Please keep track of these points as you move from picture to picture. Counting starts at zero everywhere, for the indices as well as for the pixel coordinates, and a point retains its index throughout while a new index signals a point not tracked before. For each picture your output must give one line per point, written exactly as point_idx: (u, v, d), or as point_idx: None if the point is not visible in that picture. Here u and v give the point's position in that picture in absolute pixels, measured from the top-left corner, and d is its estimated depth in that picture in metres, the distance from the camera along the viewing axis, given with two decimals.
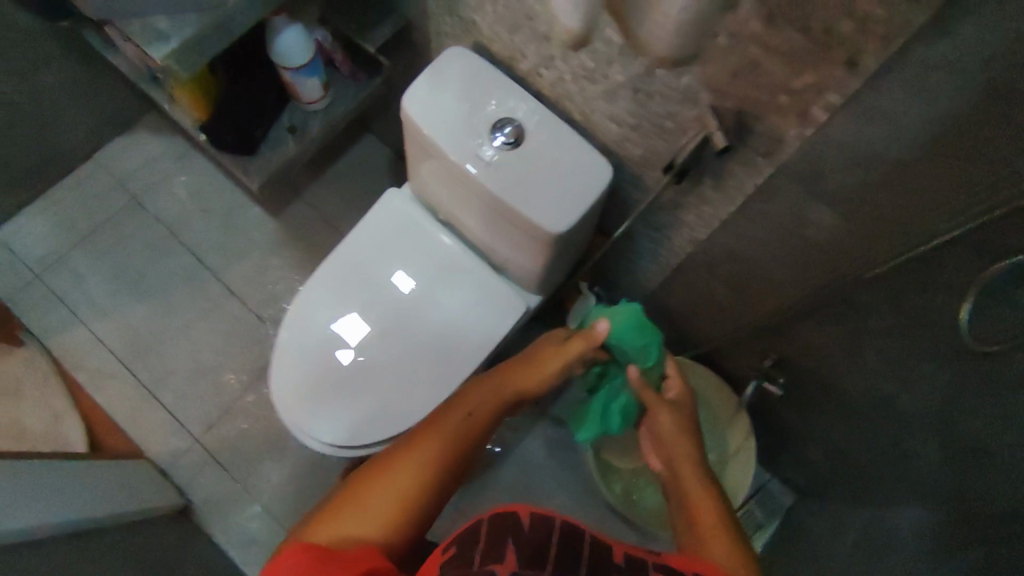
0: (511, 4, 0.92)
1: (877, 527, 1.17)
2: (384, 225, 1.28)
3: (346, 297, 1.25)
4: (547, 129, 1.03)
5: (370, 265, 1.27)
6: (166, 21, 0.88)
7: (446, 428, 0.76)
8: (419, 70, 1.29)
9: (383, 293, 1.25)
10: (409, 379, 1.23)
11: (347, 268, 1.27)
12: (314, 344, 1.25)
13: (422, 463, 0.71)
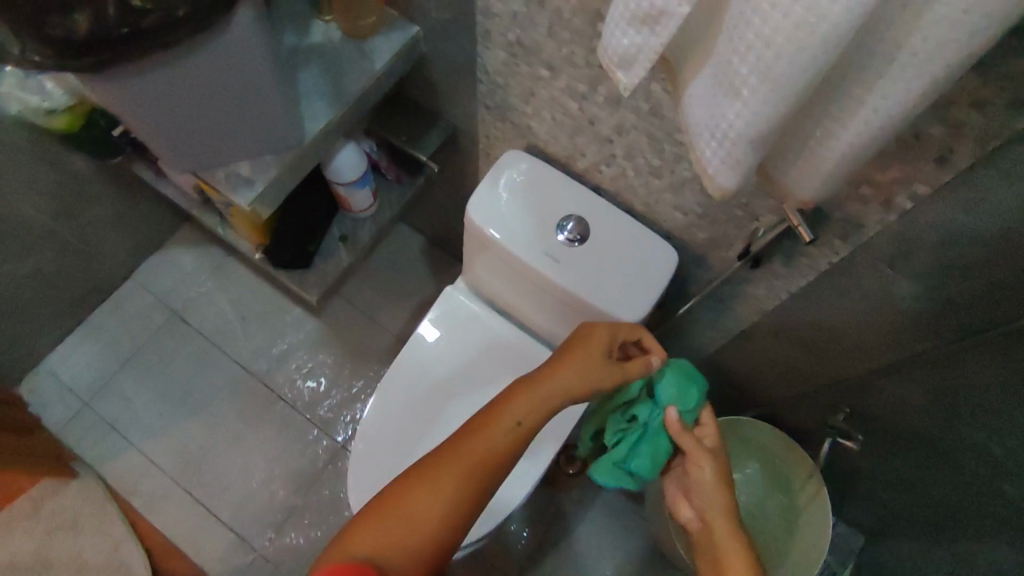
0: (573, 113, 0.97)
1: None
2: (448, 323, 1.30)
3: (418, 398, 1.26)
4: (612, 222, 1.07)
5: (438, 363, 1.28)
6: (248, 166, 0.92)
7: (479, 440, 0.81)
8: (465, 168, 1.33)
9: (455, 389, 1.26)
10: None
11: (416, 370, 1.28)
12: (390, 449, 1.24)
13: (448, 485, 0.78)
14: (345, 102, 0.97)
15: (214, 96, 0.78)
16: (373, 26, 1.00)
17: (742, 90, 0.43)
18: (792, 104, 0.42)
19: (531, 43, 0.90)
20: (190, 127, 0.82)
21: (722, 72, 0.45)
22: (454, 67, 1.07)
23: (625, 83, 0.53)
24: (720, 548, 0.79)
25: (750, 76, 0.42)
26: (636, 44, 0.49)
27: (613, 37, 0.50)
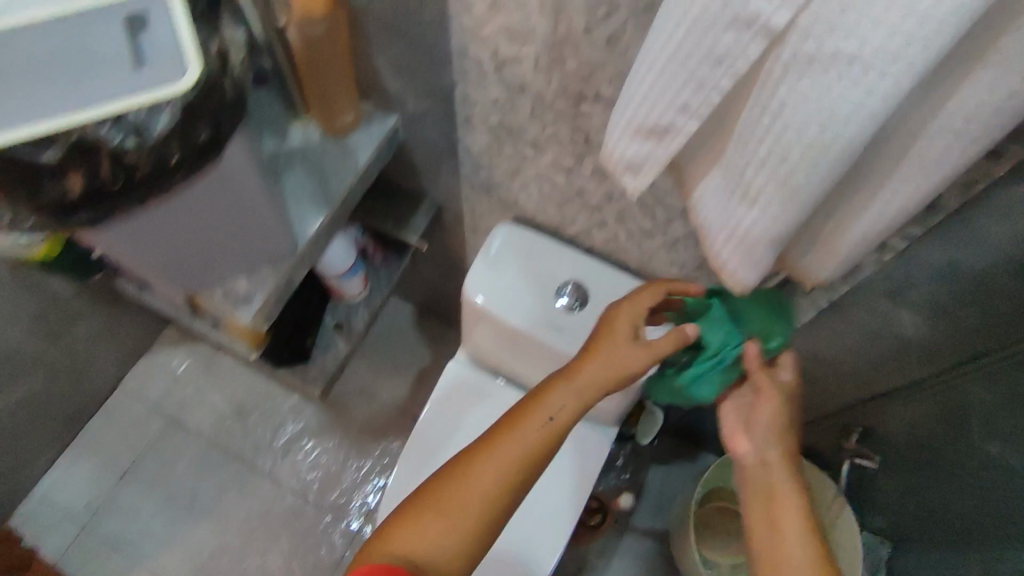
0: (561, 184, 0.99)
1: None
2: (453, 397, 1.29)
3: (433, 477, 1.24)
4: (609, 283, 1.09)
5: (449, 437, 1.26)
6: (245, 281, 0.92)
7: (513, 440, 0.77)
8: (453, 240, 1.34)
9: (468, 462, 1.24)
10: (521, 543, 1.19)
11: (428, 449, 1.26)
12: None
13: (481, 492, 0.74)
14: (335, 201, 0.98)
15: (207, 228, 0.78)
16: (352, 122, 1.02)
17: (757, 199, 0.45)
18: (806, 211, 0.44)
19: (513, 125, 0.92)
20: (186, 257, 0.82)
21: (732, 177, 0.47)
22: (436, 149, 1.08)
23: (632, 187, 0.54)
24: (777, 494, 0.76)
25: (766, 186, 0.43)
26: (641, 153, 0.51)
27: (618, 148, 0.52)
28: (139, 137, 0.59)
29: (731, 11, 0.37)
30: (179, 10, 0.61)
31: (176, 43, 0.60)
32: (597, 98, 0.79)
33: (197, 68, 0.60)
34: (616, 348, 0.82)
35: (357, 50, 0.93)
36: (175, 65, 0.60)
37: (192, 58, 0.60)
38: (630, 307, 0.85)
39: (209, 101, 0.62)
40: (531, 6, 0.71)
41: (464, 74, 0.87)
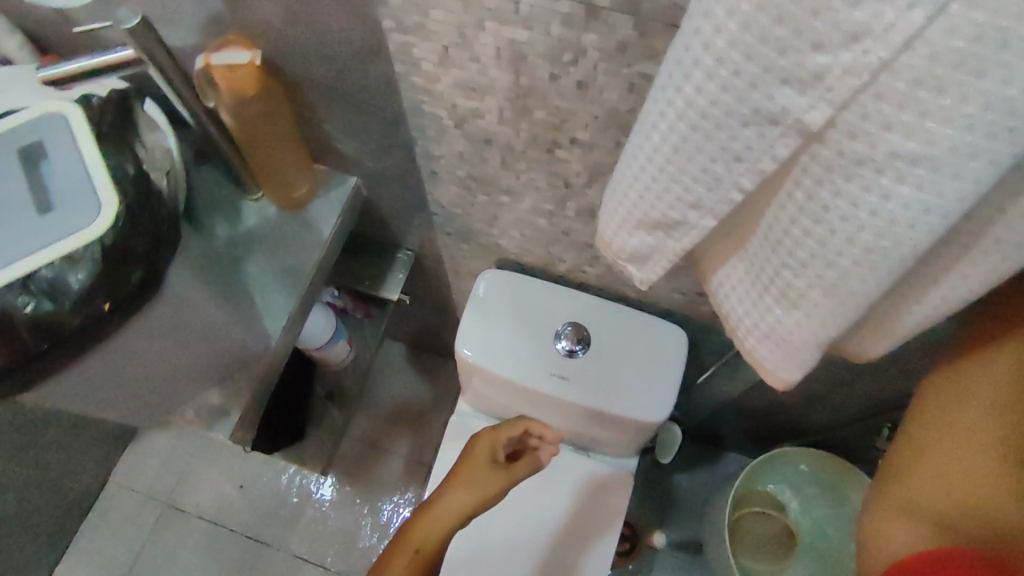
0: (543, 227, 0.91)
1: None
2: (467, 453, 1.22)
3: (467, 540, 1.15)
4: (611, 321, 1.03)
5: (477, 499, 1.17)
6: (218, 393, 0.85)
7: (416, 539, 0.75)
8: (436, 285, 1.26)
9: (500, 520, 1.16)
10: None
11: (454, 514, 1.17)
12: None
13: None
14: (302, 283, 0.90)
15: (163, 361, 0.74)
16: (308, 192, 0.93)
17: (798, 304, 0.44)
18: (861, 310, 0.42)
19: (484, 176, 0.84)
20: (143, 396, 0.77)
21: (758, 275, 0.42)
22: (404, 204, 1.00)
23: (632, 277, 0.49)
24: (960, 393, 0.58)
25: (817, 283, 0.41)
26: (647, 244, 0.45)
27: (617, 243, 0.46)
28: (59, 296, 0.50)
29: (755, 106, 0.34)
30: (88, 142, 0.53)
31: (86, 178, 0.52)
32: (573, 143, 0.71)
33: (111, 202, 0.52)
34: (479, 470, 0.82)
35: (301, 118, 0.85)
36: (87, 205, 0.51)
37: (105, 191, 0.52)
38: (489, 437, 0.87)
39: (136, 238, 0.54)
40: (486, 59, 0.63)
41: (422, 131, 0.79)
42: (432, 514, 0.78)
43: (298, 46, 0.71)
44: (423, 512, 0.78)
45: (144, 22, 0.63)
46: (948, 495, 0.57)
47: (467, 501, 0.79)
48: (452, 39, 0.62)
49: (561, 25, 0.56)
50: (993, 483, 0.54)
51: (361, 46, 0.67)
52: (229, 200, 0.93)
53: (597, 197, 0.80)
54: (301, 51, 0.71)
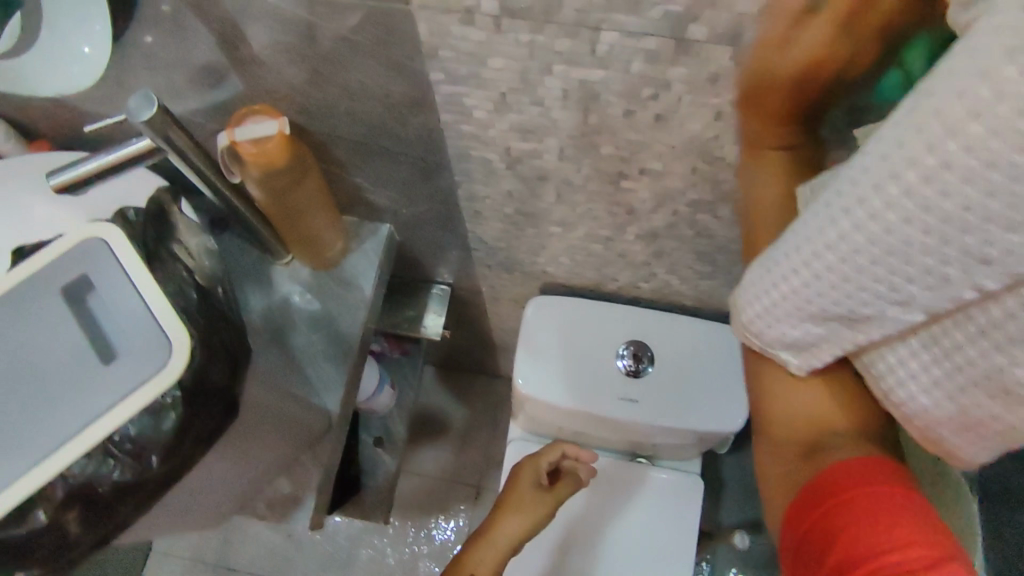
0: (597, 251, 0.86)
1: None
2: None
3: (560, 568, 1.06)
4: (669, 334, 0.99)
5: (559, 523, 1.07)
6: (288, 480, 0.79)
7: (487, 550, 0.80)
8: (472, 312, 1.20)
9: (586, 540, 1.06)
10: None
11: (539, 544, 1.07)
12: None
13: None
14: (353, 348, 0.83)
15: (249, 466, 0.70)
16: (341, 250, 0.86)
17: None
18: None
19: (534, 211, 0.78)
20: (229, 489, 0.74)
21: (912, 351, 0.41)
22: (440, 243, 0.94)
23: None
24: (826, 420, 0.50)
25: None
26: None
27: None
28: (145, 456, 0.48)
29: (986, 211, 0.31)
30: (142, 272, 0.46)
31: (147, 318, 0.45)
32: (641, 172, 0.66)
33: (182, 343, 0.45)
34: (528, 500, 0.86)
35: (330, 173, 0.78)
36: (151, 349, 0.45)
37: (173, 330, 0.45)
38: (530, 462, 0.91)
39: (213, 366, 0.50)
40: (550, 102, 0.57)
41: (467, 175, 0.73)
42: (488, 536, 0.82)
43: (327, 106, 0.64)
44: (480, 534, 0.82)
45: (163, 107, 0.55)
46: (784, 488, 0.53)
47: (523, 525, 0.83)
48: (511, 85, 0.55)
49: (644, 62, 0.50)
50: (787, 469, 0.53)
51: (400, 101, 0.60)
52: (257, 268, 0.85)
53: (662, 219, 0.75)
54: (329, 110, 0.65)
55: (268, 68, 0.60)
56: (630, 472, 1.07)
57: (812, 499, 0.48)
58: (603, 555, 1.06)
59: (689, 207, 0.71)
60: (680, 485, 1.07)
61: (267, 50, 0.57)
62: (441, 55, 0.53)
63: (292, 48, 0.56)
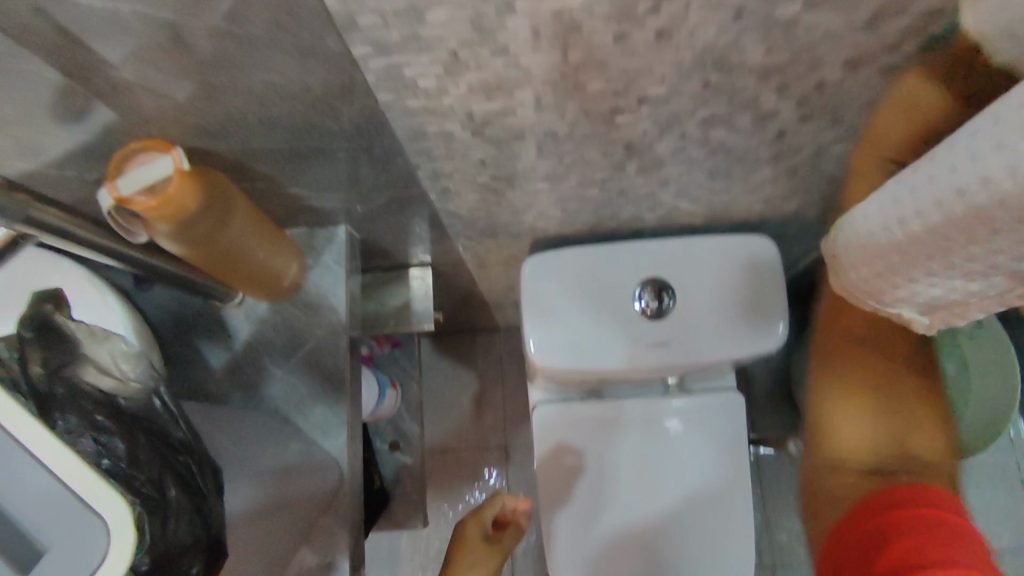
0: (592, 196, 0.73)
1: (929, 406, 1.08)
2: (539, 451, 0.97)
3: (588, 522, 0.97)
4: (690, 264, 0.86)
5: (577, 477, 0.96)
6: (312, 549, 0.67)
7: None
8: (459, 284, 1.07)
9: (610, 487, 0.96)
10: (707, 535, 0.95)
11: (561, 504, 0.97)
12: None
13: None
14: (344, 381, 0.72)
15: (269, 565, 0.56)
16: (299, 271, 0.72)
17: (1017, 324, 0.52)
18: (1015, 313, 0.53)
19: (513, 173, 0.64)
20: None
21: (954, 305, 0.51)
22: (409, 229, 0.79)
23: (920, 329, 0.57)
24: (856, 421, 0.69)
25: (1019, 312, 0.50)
26: (907, 308, 0.54)
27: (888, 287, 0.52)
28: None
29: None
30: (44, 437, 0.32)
31: (63, 494, 0.32)
32: (639, 103, 0.53)
33: (120, 516, 0.32)
34: (474, 558, 0.77)
35: (256, 191, 0.63)
36: (79, 537, 0.32)
37: (108, 502, 0.32)
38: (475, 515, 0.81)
39: (176, 526, 0.36)
40: (518, 48, 0.43)
41: (424, 153, 0.58)
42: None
43: (231, 118, 0.49)
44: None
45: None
46: (863, 449, 0.68)
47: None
48: (463, 37, 0.41)
49: None
50: (886, 437, 0.68)
51: (323, 90, 0.46)
52: (208, 319, 0.73)
53: (668, 146, 0.62)
54: (230, 121, 0.50)
55: (138, 90, 0.45)
56: (647, 403, 0.95)
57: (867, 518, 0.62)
58: (626, 498, 0.96)
59: (699, 126, 0.58)
60: (703, 409, 0.95)
61: (126, 65, 0.42)
62: (360, 21, 0.39)
63: (162, 57, 0.41)
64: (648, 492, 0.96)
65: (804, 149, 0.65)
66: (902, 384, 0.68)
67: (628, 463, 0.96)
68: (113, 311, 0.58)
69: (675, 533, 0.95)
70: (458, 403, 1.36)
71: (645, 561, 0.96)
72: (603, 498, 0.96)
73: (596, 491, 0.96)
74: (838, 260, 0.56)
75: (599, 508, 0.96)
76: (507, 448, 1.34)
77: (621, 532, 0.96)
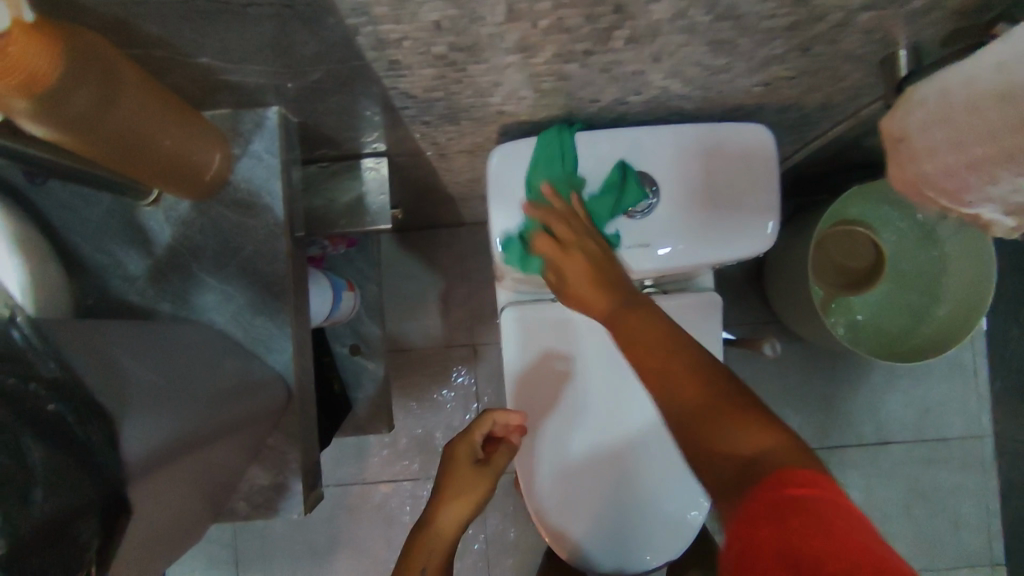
0: (572, 72, 0.62)
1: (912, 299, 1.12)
2: (510, 358, 0.95)
3: (558, 430, 0.94)
4: (692, 154, 0.77)
5: (547, 383, 0.94)
6: (262, 468, 0.61)
7: None
8: (419, 175, 0.96)
9: (580, 394, 0.94)
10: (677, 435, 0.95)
11: (530, 412, 0.94)
12: (561, 489, 0.94)
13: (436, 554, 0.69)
14: (285, 289, 0.63)
15: (197, 490, 0.49)
16: (223, 163, 0.61)
17: None
18: None
19: (477, 40, 0.52)
20: (199, 520, 0.53)
21: None
22: (355, 112, 0.68)
23: (1001, 237, 0.43)
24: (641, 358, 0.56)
25: None
26: (994, 209, 0.40)
27: (952, 141, 0.39)
28: None
29: None
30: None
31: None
32: None
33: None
34: (463, 480, 0.72)
35: (155, 59, 0.51)
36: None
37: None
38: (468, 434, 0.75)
39: (43, 498, 0.29)
40: None
41: (364, 12, 0.46)
42: (431, 532, 0.70)
43: None
44: (422, 535, 0.70)
45: None
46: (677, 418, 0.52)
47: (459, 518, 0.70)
48: None
49: None
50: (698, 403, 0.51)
51: None
52: (122, 219, 0.62)
53: (667, 9, 0.50)
54: None
55: None
56: None
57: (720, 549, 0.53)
58: (596, 403, 0.94)
59: None
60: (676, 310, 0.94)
61: None
62: None
63: None
64: (618, 397, 0.94)
65: (827, 17, 0.54)
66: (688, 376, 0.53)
67: (598, 367, 0.94)
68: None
69: (647, 452, 0.94)
70: (422, 302, 1.30)
71: (615, 482, 0.94)
72: (573, 404, 0.94)
73: (575, 400, 0.94)
74: (909, 147, 0.43)
75: (575, 420, 0.94)
76: (476, 346, 1.29)
77: (593, 437, 0.94)
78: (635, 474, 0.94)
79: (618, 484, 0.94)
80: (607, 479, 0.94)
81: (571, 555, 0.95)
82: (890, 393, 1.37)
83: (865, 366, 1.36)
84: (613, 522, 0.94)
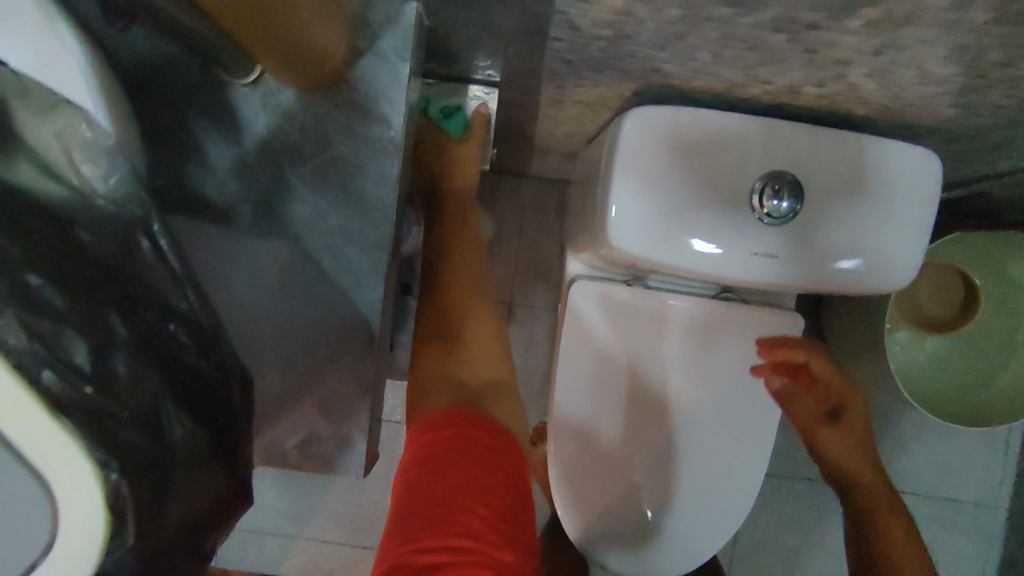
0: (772, 43, 0.52)
1: (987, 360, 1.04)
2: (573, 327, 0.87)
3: (601, 413, 0.89)
4: (848, 166, 0.70)
5: (603, 363, 0.88)
6: (324, 418, 0.56)
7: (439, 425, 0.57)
8: (516, 113, 0.86)
9: (636, 383, 0.88)
10: (721, 451, 0.90)
11: (578, 387, 0.88)
12: (589, 472, 0.90)
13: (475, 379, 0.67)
14: (383, 217, 0.54)
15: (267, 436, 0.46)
16: (346, 54, 0.51)
17: None
18: None
19: None
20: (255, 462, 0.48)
21: None
22: (497, 29, 0.57)
23: None
24: (888, 529, 0.87)
25: None
26: None
27: None
28: None
29: None
30: (39, 418, 0.25)
31: (40, 494, 0.26)
32: None
33: (85, 566, 0.28)
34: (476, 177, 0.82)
35: None
36: (3, 558, 0.27)
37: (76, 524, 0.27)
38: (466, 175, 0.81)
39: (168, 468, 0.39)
40: None
41: None
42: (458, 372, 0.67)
43: None
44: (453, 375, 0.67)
45: None
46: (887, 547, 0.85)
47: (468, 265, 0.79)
48: None
49: None
50: (908, 549, 0.84)
51: None
52: (208, 94, 0.52)
53: None
54: None
55: None
56: (703, 309, 0.86)
57: (495, 464, 0.53)
58: (649, 396, 0.89)
59: None
60: (757, 328, 0.87)
61: None
62: None
63: None
64: (676, 394, 0.88)
65: None
66: (911, 539, 0.86)
67: (664, 361, 0.88)
68: (58, 41, 0.34)
69: (687, 449, 0.90)
70: None
71: (647, 465, 0.90)
72: (623, 394, 0.89)
73: (629, 385, 0.88)
74: None
75: (623, 397, 0.89)
76: (517, 305, 1.22)
77: (636, 430, 0.89)
78: (668, 477, 0.90)
79: (649, 481, 0.90)
80: (638, 474, 0.90)
81: (580, 539, 0.91)
82: (918, 444, 1.32)
83: (901, 414, 1.31)
84: (632, 517, 0.90)
